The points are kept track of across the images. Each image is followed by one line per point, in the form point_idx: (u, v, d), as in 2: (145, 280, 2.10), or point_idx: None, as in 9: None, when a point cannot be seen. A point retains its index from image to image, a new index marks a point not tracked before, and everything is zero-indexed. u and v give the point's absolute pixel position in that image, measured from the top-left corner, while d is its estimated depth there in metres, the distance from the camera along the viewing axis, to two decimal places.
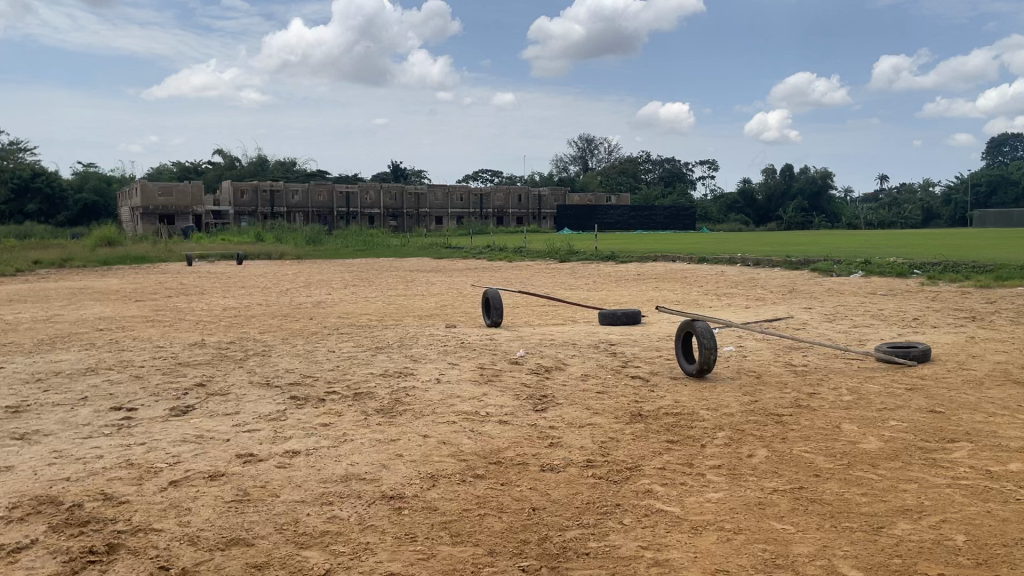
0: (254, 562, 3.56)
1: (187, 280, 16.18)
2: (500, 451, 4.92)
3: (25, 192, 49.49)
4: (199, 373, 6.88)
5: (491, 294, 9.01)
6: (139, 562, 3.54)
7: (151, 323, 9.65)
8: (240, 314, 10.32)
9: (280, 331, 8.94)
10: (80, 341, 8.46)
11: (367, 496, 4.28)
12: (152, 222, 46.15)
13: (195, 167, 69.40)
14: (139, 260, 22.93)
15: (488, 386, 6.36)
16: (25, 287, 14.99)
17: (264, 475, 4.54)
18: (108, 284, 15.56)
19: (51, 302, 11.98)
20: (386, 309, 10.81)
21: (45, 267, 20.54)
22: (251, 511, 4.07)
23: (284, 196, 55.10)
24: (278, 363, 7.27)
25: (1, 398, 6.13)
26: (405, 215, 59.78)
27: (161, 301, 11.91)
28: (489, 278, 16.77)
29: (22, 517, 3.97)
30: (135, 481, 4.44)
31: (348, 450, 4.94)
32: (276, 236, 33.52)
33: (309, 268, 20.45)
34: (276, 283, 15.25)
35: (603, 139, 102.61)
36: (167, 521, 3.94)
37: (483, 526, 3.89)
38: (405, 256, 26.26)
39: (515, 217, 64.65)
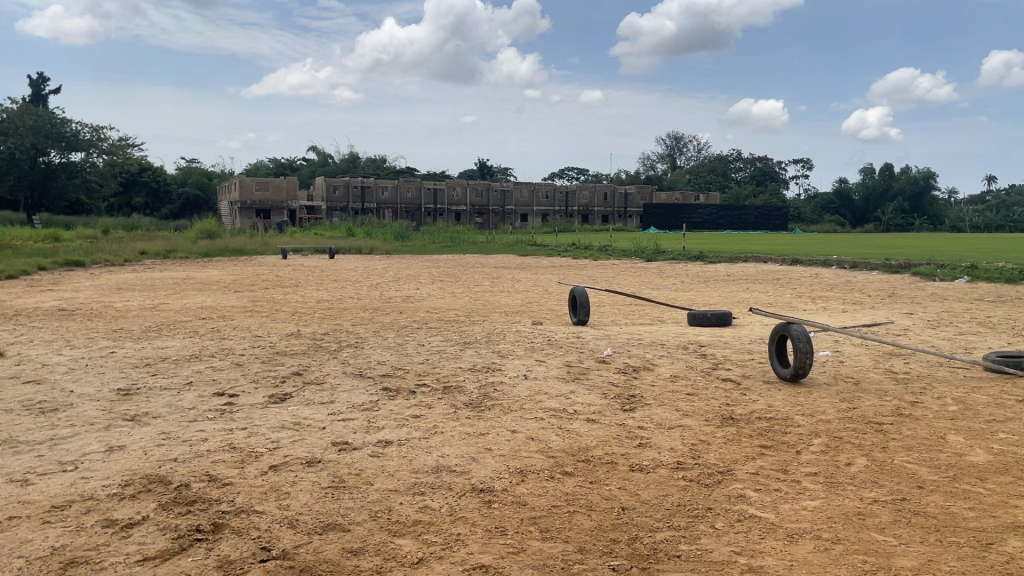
0: (349, 547, 3.66)
1: (283, 272, 16.73)
2: (588, 449, 4.91)
3: (133, 185, 52.21)
4: (296, 363, 7.12)
5: (579, 292, 9.00)
6: (242, 542, 3.69)
7: (250, 313, 10.02)
8: (333, 306, 10.61)
9: (372, 323, 9.15)
10: (184, 329, 8.86)
11: (457, 487, 4.34)
12: (250, 216, 47.83)
13: (289, 163, 71.66)
14: (237, 252, 23.88)
15: (575, 384, 6.36)
16: (134, 276, 15.80)
17: (359, 463, 4.66)
18: (210, 274, 16.26)
19: (158, 291, 12.58)
20: (473, 304, 10.91)
21: (151, 257, 21.55)
22: (346, 498, 4.18)
23: (374, 192, 56.37)
24: (371, 355, 7.45)
25: (115, 381, 6.48)
26: (491, 212, 60.34)
27: (258, 292, 12.36)
28: (575, 275, 16.76)
29: (134, 494, 4.20)
30: (236, 464, 4.62)
31: (438, 442, 5.03)
32: (366, 232, 34.33)
33: (398, 263, 20.90)
34: (367, 276, 15.63)
35: (691, 138, 101.12)
36: (268, 503, 4.09)
37: (572, 523, 3.89)
38: (491, 253, 26.52)
39: (601, 216, 64.25)
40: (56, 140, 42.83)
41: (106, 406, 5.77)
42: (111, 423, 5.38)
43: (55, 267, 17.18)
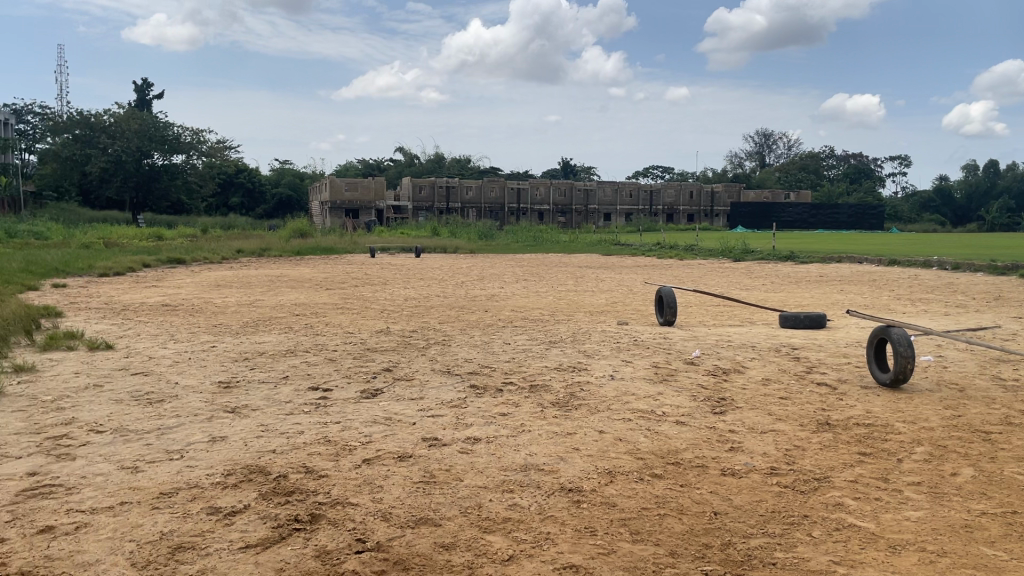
0: (441, 542, 3.72)
1: (372, 270, 17.10)
2: (678, 452, 4.85)
3: (229, 186, 54.25)
4: (386, 359, 7.27)
5: (665, 293, 8.88)
6: (339, 533, 3.79)
7: (341, 310, 10.29)
8: (420, 304, 10.78)
9: (458, 321, 9.25)
10: (280, 325, 9.16)
11: (546, 486, 4.36)
12: (339, 216, 49.07)
13: (376, 163, 73.17)
14: (328, 251, 24.46)
15: (663, 385, 6.29)
16: (232, 273, 16.44)
17: (449, 459, 4.73)
18: (302, 272, 16.76)
19: (253, 288, 13.02)
20: (558, 304, 10.90)
21: (246, 255, 22.32)
22: (437, 493, 4.25)
23: (458, 191, 56.99)
24: (458, 352, 7.54)
25: (215, 374, 6.76)
26: (574, 212, 60.26)
27: (349, 290, 12.67)
28: (661, 275, 16.54)
29: (236, 483, 4.37)
30: (332, 457, 4.76)
31: (526, 441, 5.05)
32: (451, 232, 34.71)
33: (483, 262, 21.05)
34: (453, 276, 15.83)
35: (780, 135, 98.60)
36: (362, 496, 4.19)
37: (663, 526, 3.85)
38: (574, 252, 26.42)
39: (686, 215, 63.23)
40: (159, 143, 44.88)
41: (208, 398, 6.04)
42: (213, 414, 5.61)
43: (157, 265, 17.99)
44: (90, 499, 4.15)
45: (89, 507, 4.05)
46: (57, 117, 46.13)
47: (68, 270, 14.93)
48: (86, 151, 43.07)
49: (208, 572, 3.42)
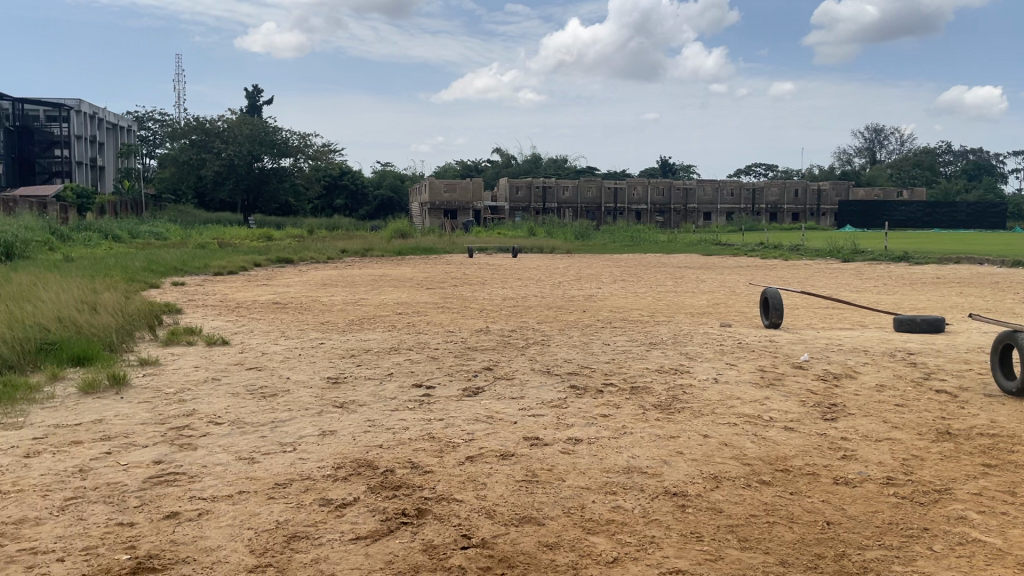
0: (545, 541, 3.73)
1: (471, 270, 17.34)
2: (787, 458, 4.71)
3: (333, 188, 55.99)
4: (487, 358, 7.35)
5: (771, 294, 8.65)
6: (445, 528, 3.86)
7: (442, 308, 10.48)
8: (519, 304, 10.85)
9: (558, 322, 9.26)
10: (383, 322, 9.40)
11: (649, 489, 4.31)
12: (438, 217, 49.89)
13: (474, 164, 74.04)
14: (427, 251, 24.88)
15: (770, 390, 6.12)
16: (337, 272, 16.98)
17: (551, 459, 4.75)
18: (404, 271, 17.16)
19: (358, 287, 13.41)
20: (657, 305, 10.78)
21: (350, 255, 23.00)
22: (539, 492, 4.27)
23: (555, 191, 57.02)
24: (558, 352, 7.55)
25: (324, 370, 6.99)
26: (673, 211, 59.44)
27: (449, 289, 12.87)
28: (766, 276, 16.09)
29: (346, 476, 4.51)
30: (436, 453, 4.84)
31: (628, 443, 5.01)
32: (548, 232, 34.82)
33: (581, 262, 21.00)
34: (550, 276, 15.86)
35: (891, 131, 94.56)
36: (466, 492, 4.26)
37: (772, 534, 3.75)
38: (673, 252, 26.02)
39: (790, 214, 61.25)
40: (269, 147, 46.78)
41: (318, 393, 6.25)
42: (323, 408, 5.81)
43: (267, 264, 18.76)
44: (211, 487, 4.37)
45: (210, 495, 4.26)
46: (175, 124, 48.73)
47: (186, 268, 15.76)
48: (202, 156, 45.34)
49: (322, 560, 3.54)
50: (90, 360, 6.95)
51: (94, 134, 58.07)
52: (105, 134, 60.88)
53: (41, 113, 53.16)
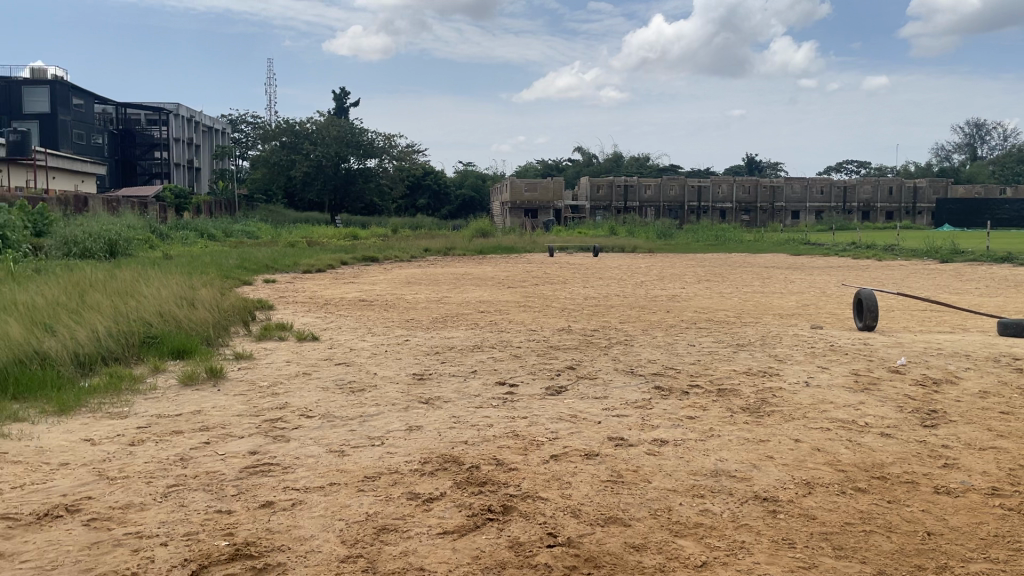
0: (632, 542, 3.70)
1: (552, 270, 17.35)
2: (884, 465, 4.54)
3: (417, 188, 56.87)
4: (569, 357, 7.32)
5: (865, 295, 8.36)
6: (530, 526, 3.87)
7: (524, 307, 10.52)
8: (601, 303, 10.79)
9: (641, 322, 9.17)
10: (467, 321, 9.49)
11: (739, 493, 4.22)
12: (519, 216, 50.07)
13: (555, 164, 74.01)
14: (509, 250, 25.01)
15: (864, 394, 5.91)
16: (420, 271, 17.24)
17: (636, 460, 4.70)
18: (486, 270, 17.29)
19: (440, 285, 13.56)
20: (743, 305, 10.53)
21: (433, 254, 23.27)
22: (625, 493, 4.23)
23: (637, 190, 56.38)
24: (641, 353, 7.47)
25: (409, 366, 7.10)
26: (759, 209, 57.99)
27: (531, 289, 12.89)
28: (859, 277, 15.56)
29: (433, 471, 4.58)
30: (521, 451, 4.86)
31: (716, 446, 4.92)
32: (629, 230, 34.54)
33: (664, 262, 20.74)
34: (632, 275, 15.71)
35: (993, 126, 90.04)
36: (552, 491, 4.26)
37: (869, 543, 3.63)
38: (760, 252, 25.46)
39: (884, 212, 59.03)
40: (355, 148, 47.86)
41: (404, 389, 6.37)
42: (408, 404, 5.91)
43: (353, 262, 19.20)
44: (304, 478, 4.50)
45: (303, 486, 4.38)
46: (266, 127, 50.39)
47: (276, 266, 16.26)
48: (291, 157, 46.75)
49: (410, 553, 3.60)
50: (189, 353, 7.27)
51: (191, 136, 60.58)
52: (201, 136, 63.42)
53: (142, 117, 55.79)
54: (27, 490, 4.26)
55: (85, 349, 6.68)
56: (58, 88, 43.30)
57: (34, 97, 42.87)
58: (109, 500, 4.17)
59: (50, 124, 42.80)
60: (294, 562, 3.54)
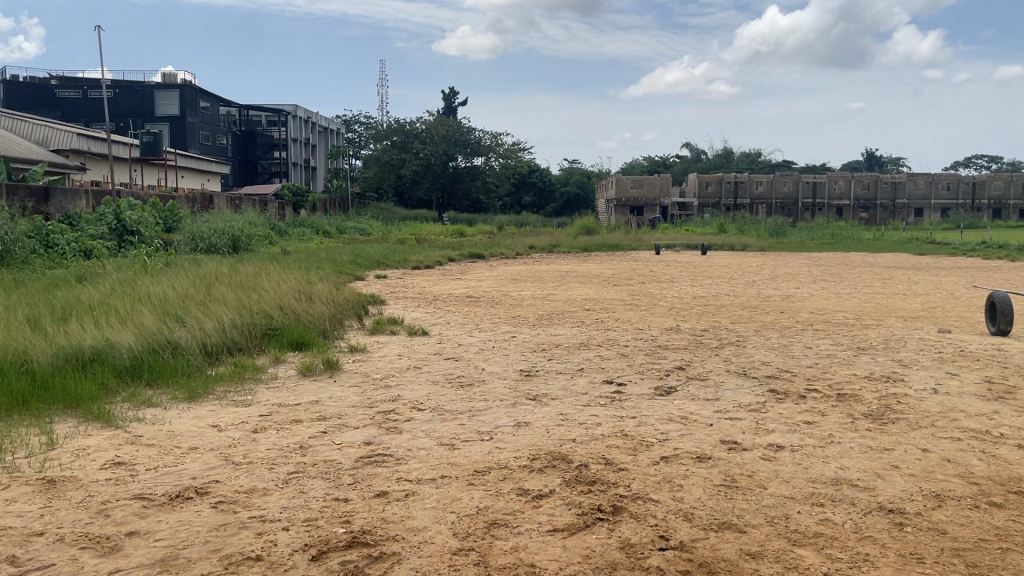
0: (748, 549, 3.59)
1: (659, 268, 17.14)
2: (1022, 480, 4.25)
3: (522, 186, 57.28)
4: (678, 357, 7.19)
5: (998, 298, 7.86)
6: (642, 528, 3.81)
7: (631, 306, 10.41)
8: (710, 303, 10.56)
9: (753, 322, 8.92)
10: (573, 318, 9.48)
11: (861, 504, 4.04)
12: (624, 213, 49.67)
13: (662, 161, 72.96)
14: (615, 248, 24.83)
15: (999, 404, 5.55)
16: (525, 267, 17.37)
17: (751, 465, 4.57)
18: (591, 267, 17.26)
19: (547, 283, 13.62)
20: (861, 306, 10.09)
21: (539, 251, 23.35)
22: (740, 498, 4.12)
23: (748, 187, 54.83)
24: (754, 354, 7.27)
25: (516, 363, 7.14)
26: (879, 207, 55.42)
27: (637, 286, 12.75)
28: (989, 278, 14.68)
29: (541, 468, 4.58)
30: (630, 451, 4.81)
31: (837, 453, 4.72)
32: (738, 228, 33.69)
33: (776, 261, 20.15)
34: (743, 274, 15.34)
35: None
36: (663, 493, 4.19)
37: (1006, 562, 3.40)
38: (881, 251, 24.34)
39: (1018, 210, 55.27)
40: (462, 146, 48.60)
41: (512, 384, 6.41)
42: (516, 400, 5.94)
43: (460, 258, 19.50)
44: (417, 470, 4.59)
45: (416, 477, 4.48)
46: (377, 127, 51.84)
47: (387, 263, 16.71)
48: (401, 156, 47.92)
49: (521, 549, 3.62)
50: (307, 346, 7.56)
51: (308, 136, 62.99)
52: (316, 136, 65.86)
53: (263, 118, 58.20)
54: (160, 471, 4.52)
55: (212, 339, 7.04)
56: (186, 91, 45.83)
57: (165, 101, 45.53)
58: (235, 484, 4.38)
59: (178, 126, 45.38)
60: (408, 552, 3.61)
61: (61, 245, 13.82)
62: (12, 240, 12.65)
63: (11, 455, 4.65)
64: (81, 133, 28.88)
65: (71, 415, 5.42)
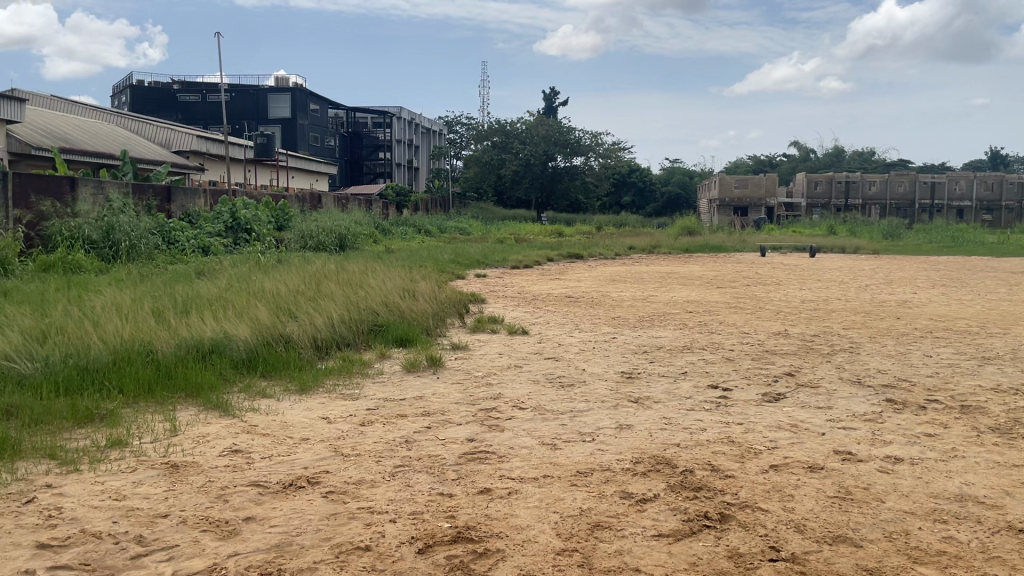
0: (864, 565, 3.44)
1: (764, 270, 16.67)
2: None
3: (622, 186, 56.82)
4: (787, 363, 6.97)
5: None
6: (751, 537, 3.70)
7: (736, 309, 10.16)
8: (820, 307, 10.19)
9: (867, 328, 8.55)
10: (676, 320, 9.33)
11: (988, 522, 3.80)
12: (728, 213, 48.60)
13: (768, 160, 70.96)
14: (718, 249, 24.29)
15: None
16: (626, 268, 17.20)
17: (867, 477, 4.37)
18: (694, 269, 16.95)
19: (647, 284, 13.44)
20: (985, 314, 9.52)
21: (639, 252, 23.10)
22: (855, 512, 3.94)
23: (860, 187, 52.59)
24: (869, 362, 6.96)
25: (618, 364, 7.08)
26: (1004, 208, 52.23)
27: (742, 289, 12.44)
28: None
29: (645, 471, 4.52)
30: (737, 458, 4.68)
31: (961, 468, 4.47)
32: (849, 229, 32.40)
33: (890, 264, 19.28)
34: (855, 278, 14.74)
35: None
36: (772, 502, 4.06)
37: None
38: (1007, 256, 22.92)
39: None
40: (562, 146, 48.56)
41: (613, 386, 6.35)
42: (619, 402, 5.89)
43: (559, 258, 19.50)
44: (519, 468, 4.60)
45: (518, 476, 4.49)
46: (478, 127, 52.43)
47: (487, 262, 16.88)
48: (502, 156, 48.28)
49: (625, 553, 3.57)
50: (412, 342, 7.72)
51: (411, 136, 64.36)
52: (419, 137, 67.24)
53: (369, 119, 59.84)
54: (274, 460, 4.70)
55: (322, 334, 7.28)
56: (297, 95, 47.58)
57: (277, 103, 47.41)
58: (344, 475, 4.50)
59: (290, 128, 47.20)
60: (511, 550, 3.62)
61: (182, 242, 14.55)
62: (138, 237, 13.42)
63: (139, 440, 4.93)
64: (200, 135, 30.40)
65: (193, 403, 5.71)
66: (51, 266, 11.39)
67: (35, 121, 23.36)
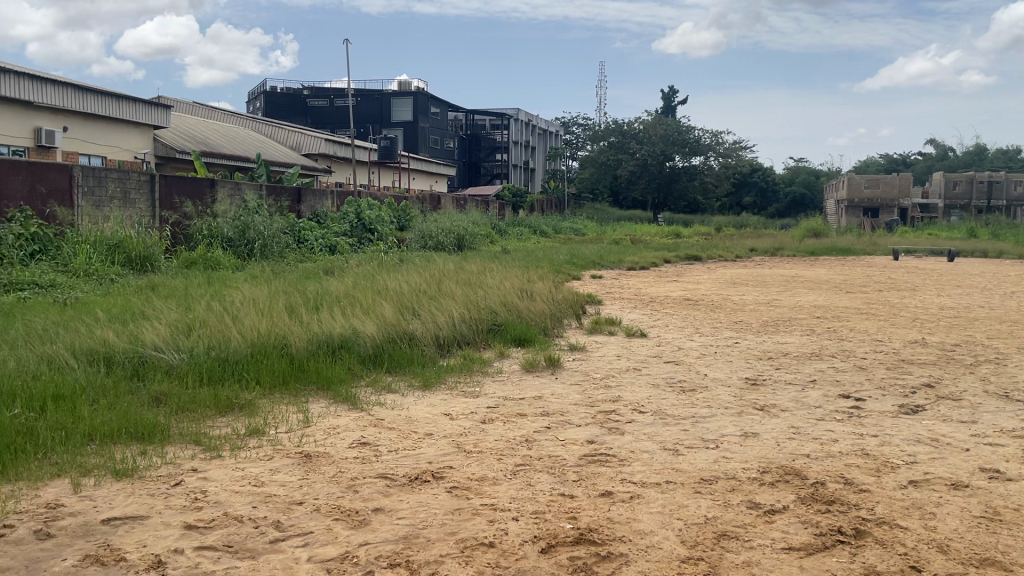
0: None
1: (898, 274, 15.85)
2: None
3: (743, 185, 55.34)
4: (925, 373, 6.59)
5: None
6: (889, 555, 3.53)
7: (868, 315, 9.69)
8: (961, 315, 9.59)
9: (1014, 338, 7.99)
10: (803, 325, 9.00)
11: None
12: (856, 214, 46.50)
13: (901, 159, 67.34)
14: (846, 252, 23.28)
15: None
16: (747, 271, 16.74)
17: (1017, 497, 4.09)
18: (821, 272, 16.31)
19: (773, 287, 13.03)
20: None
21: (761, 254, 22.41)
22: (1006, 534, 3.69)
23: (1004, 187, 49.13)
24: (1018, 375, 6.49)
25: (742, 370, 6.89)
26: None
27: (874, 294, 11.85)
28: None
29: (773, 482, 4.38)
30: (873, 472, 4.47)
31: None
32: (993, 232, 30.34)
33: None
34: (1001, 284, 13.79)
35: None
36: (912, 520, 3.85)
37: None
38: None
39: None
40: (681, 146, 47.70)
41: (737, 393, 6.19)
42: (743, 409, 5.73)
43: (676, 261, 19.17)
44: (641, 473, 4.56)
45: (640, 480, 4.45)
46: (594, 128, 52.16)
47: (604, 263, 16.78)
48: (618, 156, 47.90)
49: (754, 564, 3.48)
50: (530, 342, 7.79)
51: (528, 138, 64.82)
52: (536, 138, 67.61)
53: (487, 121, 60.68)
54: (401, 453, 4.84)
55: (443, 332, 7.44)
56: (419, 98, 48.77)
57: (400, 107, 48.78)
58: (467, 471, 4.58)
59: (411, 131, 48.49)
60: (635, 555, 3.59)
61: (310, 241, 15.20)
62: (270, 236, 14.11)
63: (275, 429, 5.18)
64: (328, 138, 31.64)
65: (324, 396, 5.95)
66: (193, 263, 12.13)
67: (180, 127, 24.94)
